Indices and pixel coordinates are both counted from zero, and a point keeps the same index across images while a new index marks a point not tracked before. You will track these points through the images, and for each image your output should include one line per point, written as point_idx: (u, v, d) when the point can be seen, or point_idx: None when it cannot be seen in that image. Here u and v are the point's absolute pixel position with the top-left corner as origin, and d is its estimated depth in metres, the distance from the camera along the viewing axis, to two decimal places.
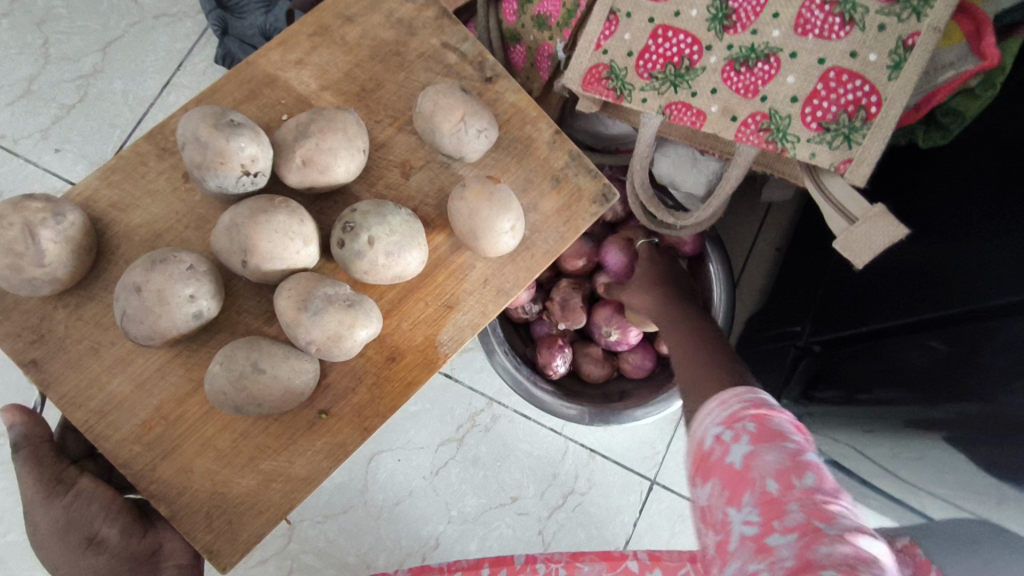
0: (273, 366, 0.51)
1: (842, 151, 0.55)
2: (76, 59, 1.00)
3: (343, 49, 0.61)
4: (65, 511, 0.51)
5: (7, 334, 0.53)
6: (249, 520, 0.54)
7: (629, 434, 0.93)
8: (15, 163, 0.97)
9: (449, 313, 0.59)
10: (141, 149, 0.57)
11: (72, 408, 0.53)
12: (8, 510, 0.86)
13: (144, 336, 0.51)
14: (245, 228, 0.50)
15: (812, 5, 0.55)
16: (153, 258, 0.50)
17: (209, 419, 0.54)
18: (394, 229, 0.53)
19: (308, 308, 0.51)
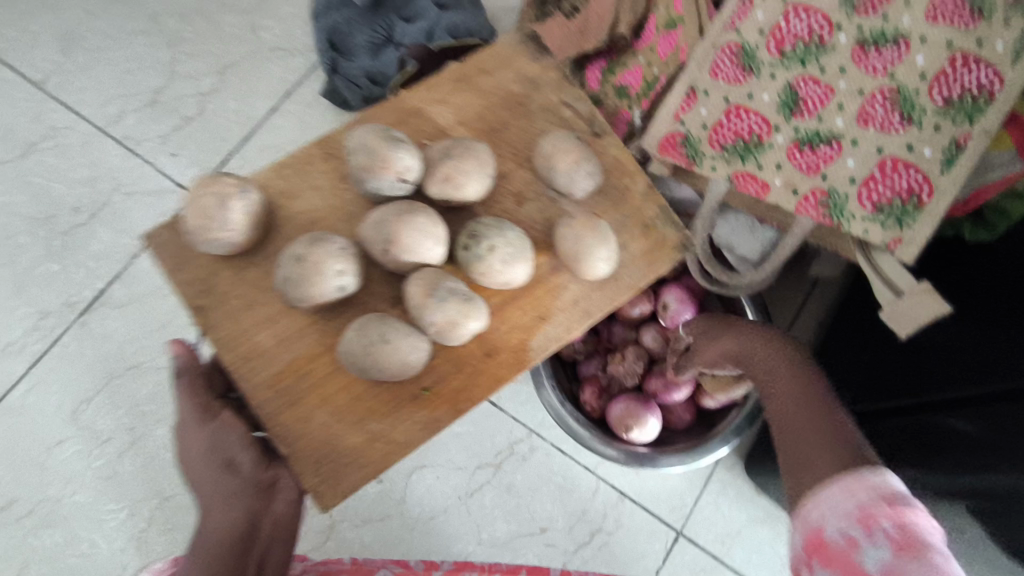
0: (398, 339, 0.58)
1: (893, 231, 0.62)
2: (198, 78, 1.12)
3: (478, 95, 0.70)
4: (211, 433, 0.56)
5: (183, 280, 0.61)
6: (350, 470, 0.59)
7: (660, 479, 0.97)
8: (134, 162, 1.07)
9: (540, 324, 0.65)
10: (309, 154, 0.65)
11: (224, 349, 0.60)
12: (76, 472, 0.93)
13: (298, 299, 0.58)
14: (392, 223, 0.58)
15: (875, 101, 0.62)
16: (313, 236, 0.58)
17: (327, 383, 0.60)
18: (513, 242, 0.60)
19: (437, 294, 0.58)
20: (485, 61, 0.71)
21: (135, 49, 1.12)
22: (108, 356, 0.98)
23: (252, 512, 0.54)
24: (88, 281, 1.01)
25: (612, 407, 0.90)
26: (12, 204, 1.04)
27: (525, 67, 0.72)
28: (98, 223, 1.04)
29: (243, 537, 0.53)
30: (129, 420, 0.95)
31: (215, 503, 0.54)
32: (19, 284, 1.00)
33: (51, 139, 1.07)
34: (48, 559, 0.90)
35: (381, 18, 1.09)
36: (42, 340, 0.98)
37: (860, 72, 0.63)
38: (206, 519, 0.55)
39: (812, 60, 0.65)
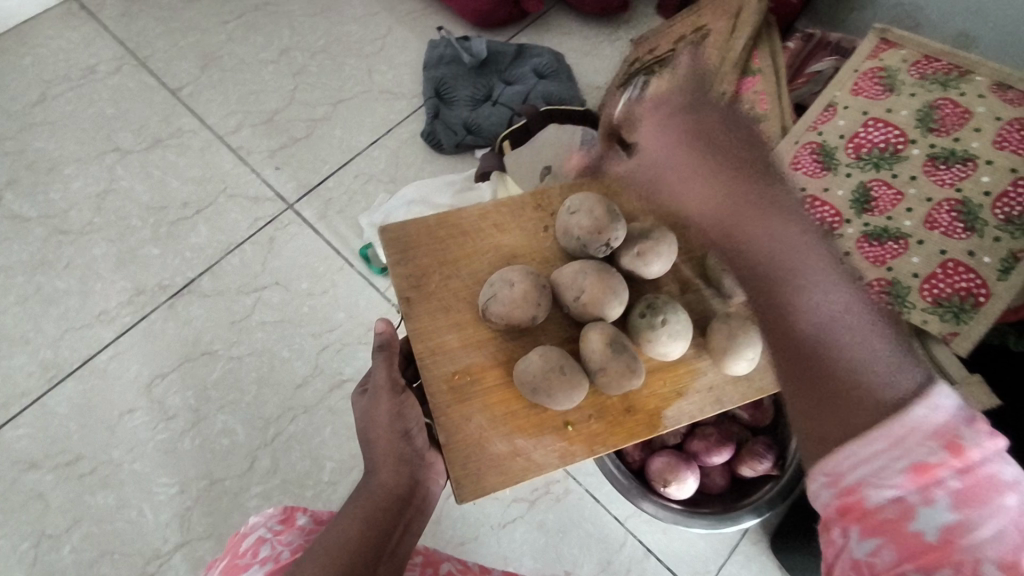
0: (571, 374, 0.64)
1: (951, 325, 0.68)
2: (313, 106, 1.24)
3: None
4: (399, 403, 0.62)
5: (400, 273, 0.69)
6: (491, 475, 0.63)
7: (686, 544, 0.99)
8: (243, 169, 1.18)
9: (674, 398, 0.69)
10: (524, 201, 0.74)
11: (418, 338, 0.67)
12: (138, 443, 0.98)
13: (496, 317, 0.65)
14: (593, 278, 0.67)
15: (942, 209, 0.70)
16: (529, 271, 0.67)
17: (495, 392, 0.66)
18: (681, 322, 0.67)
19: (615, 348, 0.64)
20: None
21: (263, 74, 1.26)
22: (188, 339, 1.04)
23: (415, 480, 0.59)
24: (182, 269, 1.09)
25: (651, 461, 0.94)
26: (130, 189, 1.14)
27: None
28: (201, 218, 1.13)
29: (401, 498, 0.57)
30: (197, 400, 1.01)
31: (384, 463, 0.59)
32: (121, 260, 1.09)
33: (176, 138, 1.19)
34: (100, 519, 0.93)
35: (483, 80, 1.24)
36: (133, 314, 1.05)
37: (930, 182, 0.72)
38: (369, 475, 0.58)
39: (885, 166, 0.75)
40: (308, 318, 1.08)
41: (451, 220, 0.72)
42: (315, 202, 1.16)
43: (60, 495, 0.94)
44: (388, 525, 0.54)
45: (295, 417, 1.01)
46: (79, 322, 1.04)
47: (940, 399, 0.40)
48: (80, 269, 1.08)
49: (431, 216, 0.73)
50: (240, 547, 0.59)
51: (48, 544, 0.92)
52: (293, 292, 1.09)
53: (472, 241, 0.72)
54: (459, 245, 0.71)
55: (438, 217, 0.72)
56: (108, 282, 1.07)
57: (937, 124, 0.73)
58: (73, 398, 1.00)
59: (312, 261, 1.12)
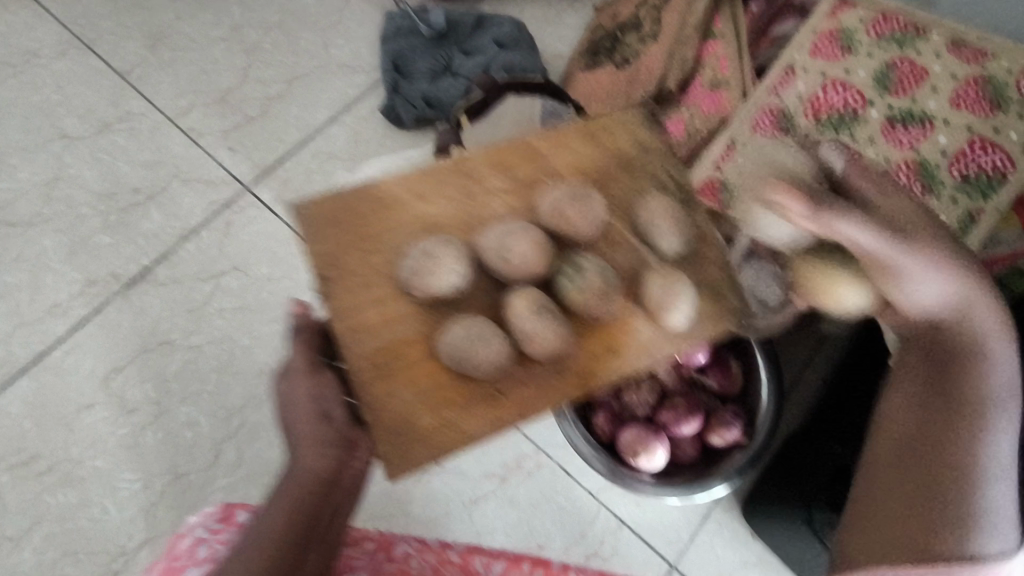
0: (490, 340, 0.59)
1: None
2: (268, 84, 1.20)
3: (589, 143, 0.67)
4: (314, 386, 0.58)
5: (315, 251, 0.60)
6: (418, 449, 0.58)
7: (658, 513, 0.99)
8: (196, 152, 1.14)
9: (610, 354, 0.63)
10: (446, 165, 0.64)
11: (338, 319, 0.60)
12: (99, 438, 0.95)
13: (414, 288, 0.60)
14: (512, 238, 0.61)
15: (899, 170, 0.70)
16: (444, 237, 0.61)
17: (421, 368, 0.60)
18: (609, 275, 0.62)
19: (538, 308, 0.60)
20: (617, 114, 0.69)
21: (213, 51, 1.21)
22: (145, 330, 1.01)
23: (342, 462, 0.56)
24: (136, 258, 1.05)
25: (622, 433, 0.94)
26: (78, 175, 1.10)
27: (641, 131, 0.68)
28: (154, 204, 1.09)
29: (326, 484, 0.55)
30: (158, 392, 0.99)
31: (306, 448, 0.56)
32: (72, 251, 1.05)
33: (124, 122, 1.14)
34: (61, 518, 0.92)
35: (442, 50, 1.20)
36: (87, 307, 1.02)
37: (887, 144, 0.71)
38: (293, 462, 0.56)
39: (845, 128, 0.74)
40: (269, 304, 1.05)
41: (368, 190, 0.63)
42: (273, 184, 1.13)
43: (20, 495, 0.92)
44: (313, 514, 0.55)
45: (259, 405, 0.99)
46: (30, 317, 1.01)
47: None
48: (28, 261, 1.04)
49: (349, 188, 0.63)
50: (177, 550, 0.61)
51: (10, 546, 0.90)
52: (252, 278, 1.06)
53: (389, 210, 0.63)
54: (375, 218, 0.62)
55: (353, 188, 0.63)
56: (58, 275, 1.03)
57: (895, 85, 0.73)
58: (28, 396, 0.97)
59: (272, 245, 1.09)
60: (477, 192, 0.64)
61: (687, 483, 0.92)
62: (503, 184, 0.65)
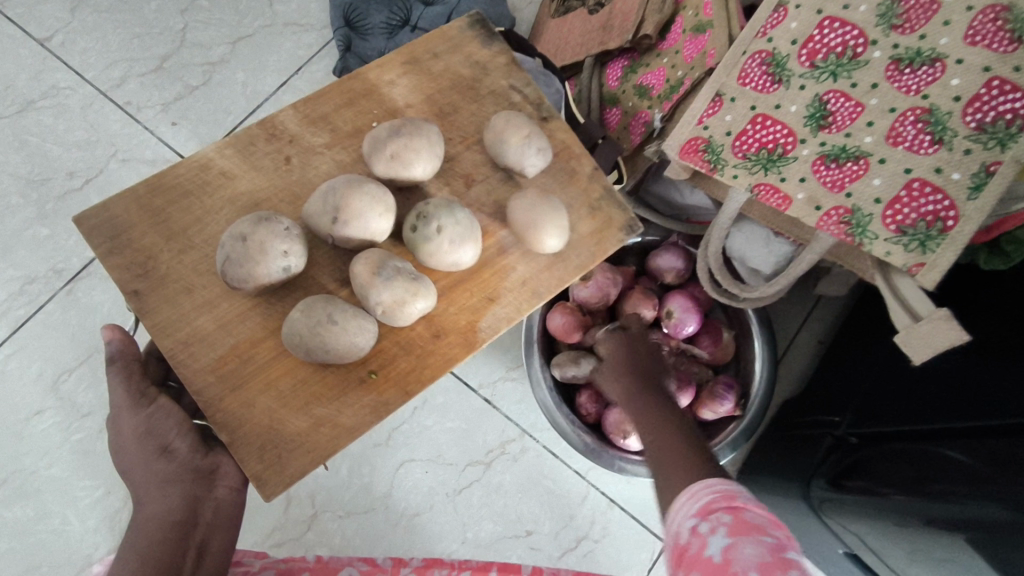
0: (344, 321, 0.54)
1: (916, 255, 0.61)
2: (208, 47, 1.09)
3: (426, 78, 0.65)
4: (147, 418, 0.54)
5: (117, 264, 0.56)
6: (293, 458, 0.54)
7: (650, 490, 0.95)
8: (135, 129, 1.04)
9: (489, 306, 0.60)
10: (252, 133, 0.61)
11: (161, 335, 0.55)
12: (53, 446, 0.90)
13: (239, 281, 0.54)
14: (340, 195, 0.55)
15: (906, 121, 0.61)
16: (261, 215, 0.54)
17: (275, 363, 0.56)
18: (460, 222, 0.56)
19: (382, 273, 0.54)
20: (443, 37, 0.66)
21: (144, 12, 1.09)
22: (93, 328, 0.94)
23: (191, 497, 0.53)
24: (77, 250, 0.97)
25: (608, 413, 0.87)
26: (6, 162, 1.00)
27: (476, 49, 0.66)
28: (94, 190, 1.01)
29: (182, 523, 0.52)
30: None
31: (149, 491, 0.53)
32: (7, 246, 0.97)
33: (51, 99, 1.04)
34: (20, 531, 0.87)
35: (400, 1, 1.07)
36: (27, 306, 0.95)
37: (892, 90, 0.62)
38: (138, 510, 0.53)
39: (844, 74, 0.64)
40: None
41: (164, 181, 0.58)
42: None
43: None
44: (170, 562, 0.50)
45: None
46: None
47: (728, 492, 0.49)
48: None
49: (140, 184, 0.58)
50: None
51: None
52: None
53: (199, 196, 0.59)
54: (185, 211, 0.58)
55: (146, 182, 0.58)
56: None
57: (900, 20, 0.62)
58: None
59: None
60: (298, 158, 0.61)
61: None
62: (326, 139, 0.61)
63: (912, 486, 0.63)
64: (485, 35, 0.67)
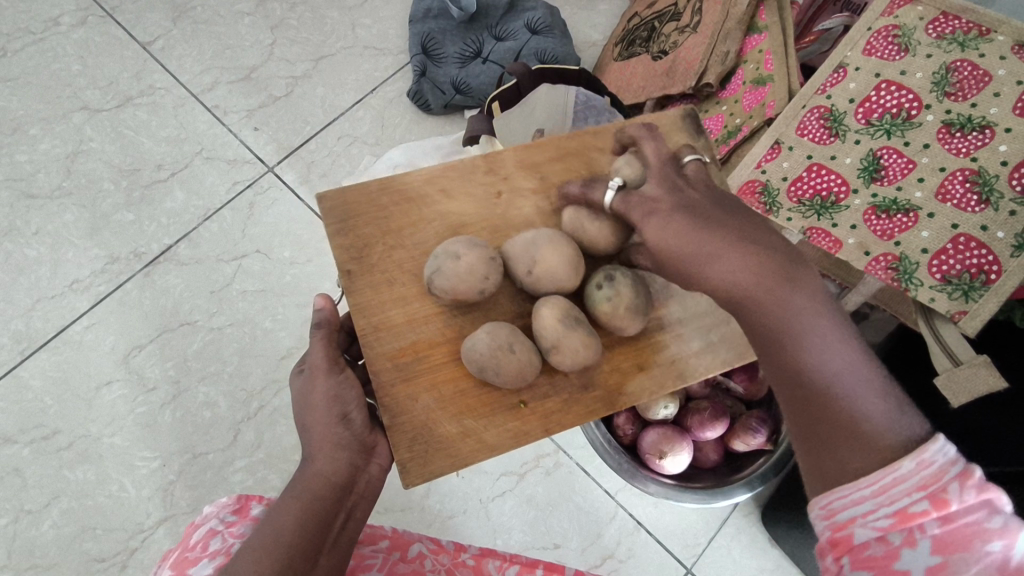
0: (520, 353, 0.56)
1: (959, 303, 0.65)
2: (293, 62, 1.17)
3: (627, 151, 0.64)
4: (335, 385, 0.54)
5: (338, 244, 0.59)
6: (439, 458, 0.56)
7: (677, 516, 0.98)
8: (219, 130, 1.12)
9: (637, 372, 0.61)
10: (475, 162, 0.63)
11: (357, 315, 0.58)
12: (116, 415, 0.95)
13: (441, 291, 0.57)
14: (544, 246, 0.57)
15: (955, 179, 0.66)
16: (475, 241, 0.58)
17: (442, 370, 0.58)
18: (642, 294, 0.58)
19: (567, 323, 0.56)
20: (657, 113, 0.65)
21: (239, 27, 1.18)
22: (165, 310, 1.01)
23: (355, 466, 0.53)
24: (157, 236, 1.04)
25: (644, 435, 0.90)
26: (101, 151, 1.08)
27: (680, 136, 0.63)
28: (177, 182, 1.08)
29: (342, 488, 0.52)
30: (176, 372, 0.98)
31: (321, 448, 0.52)
32: (93, 228, 1.04)
33: (148, 96, 1.12)
34: (79, 494, 0.91)
35: (473, 35, 1.16)
36: (107, 284, 1.01)
37: (943, 151, 0.67)
38: (306, 462, 0.53)
39: (898, 132, 0.70)
40: (291, 287, 1.04)
41: (396, 184, 0.61)
42: (298, 165, 1.11)
43: (39, 470, 0.92)
44: (326, 518, 0.51)
45: (280, 390, 0.98)
46: (49, 291, 1.00)
47: (935, 455, 0.39)
48: (49, 236, 1.03)
49: (374, 180, 0.61)
50: (191, 539, 0.58)
51: (28, 519, 0.90)
52: (273, 260, 1.05)
53: (419, 207, 0.61)
54: (403, 214, 0.61)
55: (379, 181, 0.61)
56: (79, 250, 1.03)
57: (953, 89, 0.68)
58: (49, 370, 0.97)
59: (294, 228, 1.07)
60: (507, 194, 0.63)
61: (711, 488, 0.90)
62: (533, 186, 0.63)
63: None
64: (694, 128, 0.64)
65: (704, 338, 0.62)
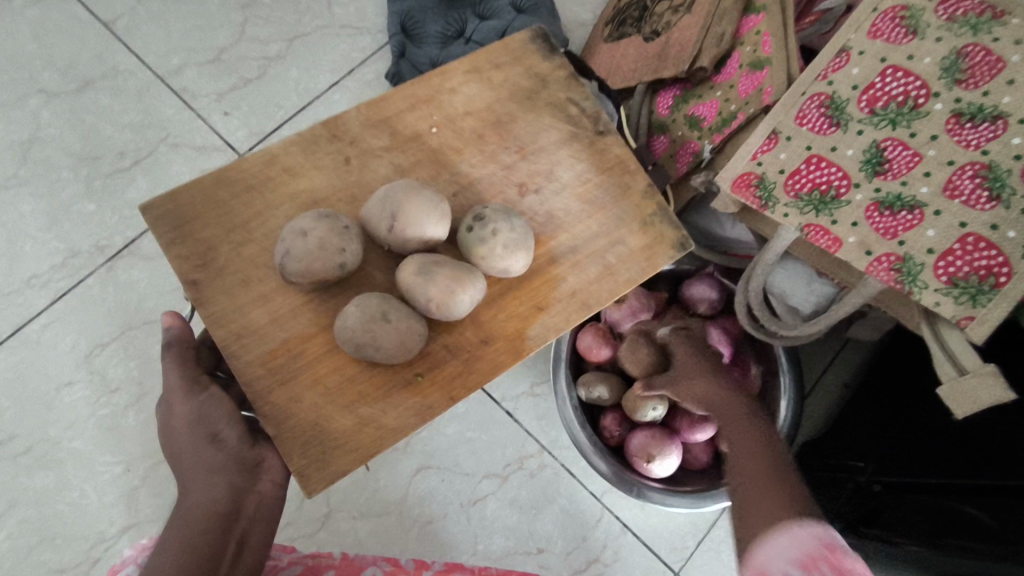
0: (398, 320, 0.55)
1: (966, 307, 0.61)
2: (265, 42, 1.11)
3: (487, 87, 0.67)
4: (198, 406, 0.54)
5: (177, 254, 0.58)
6: (338, 455, 0.56)
7: (664, 519, 0.95)
8: (187, 115, 1.05)
9: (539, 315, 0.61)
10: (317, 133, 0.63)
11: (216, 325, 0.57)
12: (78, 417, 0.91)
13: (297, 275, 0.55)
14: (399, 199, 0.56)
15: (964, 175, 0.62)
16: (322, 212, 0.56)
17: (322, 361, 0.57)
18: (517, 232, 0.57)
19: (427, 270, 0.55)
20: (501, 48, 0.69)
21: (208, 4, 1.11)
22: (128, 306, 0.95)
23: (234, 488, 0.53)
24: (120, 228, 0.99)
25: (633, 437, 0.87)
26: (60, 137, 1.02)
27: (536, 63, 0.68)
28: (141, 170, 1.02)
29: (224, 514, 0.53)
30: (140, 372, 0.93)
31: (195, 477, 0.53)
32: (52, 219, 0.98)
33: (110, 79, 1.06)
34: (39, 501, 0.87)
35: (456, 13, 1.09)
36: (67, 279, 0.96)
37: (952, 143, 0.63)
38: (183, 494, 0.54)
39: (904, 122, 0.65)
40: None
41: (232, 175, 0.61)
42: None
43: None
44: (213, 552, 0.51)
45: None
46: (5, 287, 0.95)
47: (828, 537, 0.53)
48: (5, 229, 0.97)
49: (207, 177, 0.60)
50: None
51: None
52: None
53: (261, 193, 0.61)
54: (245, 205, 0.60)
55: (213, 176, 0.60)
56: (36, 244, 0.97)
57: (964, 76, 0.63)
58: (5, 371, 0.92)
59: None
60: (357, 159, 0.63)
61: (699, 492, 0.85)
62: (388, 142, 0.64)
63: (930, 541, 0.63)
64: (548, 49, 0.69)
65: (600, 264, 0.62)
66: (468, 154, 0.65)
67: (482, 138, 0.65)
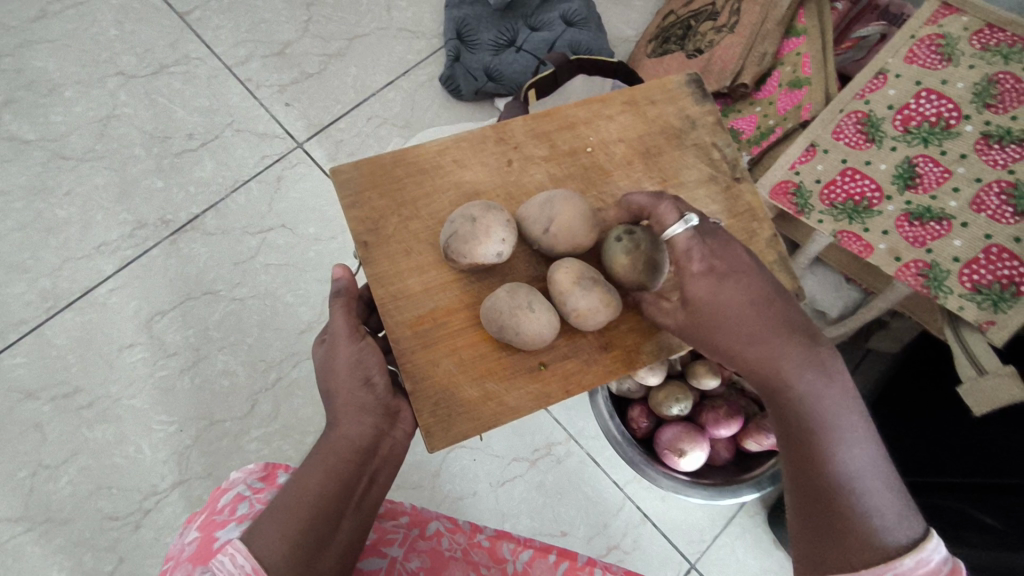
0: (540, 310, 0.55)
1: (987, 313, 0.66)
2: (328, 40, 1.18)
3: (639, 119, 0.66)
4: (358, 351, 0.55)
5: (355, 216, 0.60)
6: (462, 420, 0.56)
7: (684, 512, 0.99)
8: (251, 103, 1.12)
9: (651, 327, 0.60)
10: (485, 133, 0.64)
11: (377, 284, 0.58)
12: (137, 377, 0.96)
13: (459, 255, 0.56)
14: (563, 202, 0.57)
15: (991, 191, 0.67)
16: (488, 205, 0.58)
17: (463, 334, 0.58)
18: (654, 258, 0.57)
19: (583, 283, 0.56)
20: (659, 82, 0.68)
21: (276, 3, 1.19)
22: (190, 277, 1.02)
23: (379, 430, 0.55)
24: (186, 205, 1.05)
25: (661, 431, 0.91)
26: (134, 116, 1.09)
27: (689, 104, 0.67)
28: (207, 152, 1.09)
29: (364, 452, 0.53)
30: (197, 339, 0.99)
31: (345, 413, 0.54)
32: (123, 191, 1.05)
33: (182, 66, 1.13)
34: (97, 452, 0.93)
35: (508, 24, 1.16)
36: (134, 249, 1.02)
37: (981, 162, 0.68)
38: (331, 427, 0.54)
39: (935, 141, 0.71)
40: (315, 262, 1.04)
41: (408, 156, 0.62)
42: (327, 143, 1.12)
43: (59, 426, 0.93)
44: (349, 482, 0.52)
45: (298, 362, 0.99)
46: (77, 252, 1.01)
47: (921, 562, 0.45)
48: (80, 198, 1.04)
49: (387, 153, 0.62)
50: (218, 504, 0.57)
51: (46, 474, 0.91)
52: (298, 235, 1.06)
53: (432, 177, 0.62)
54: (417, 185, 0.61)
55: (392, 156, 0.62)
56: (107, 214, 1.04)
57: (995, 100, 0.69)
58: (72, 330, 0.98)
59: (319, 205, 1.08)
60: (519, 162, 0.63)
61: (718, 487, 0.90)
62: (545, 153, 0.64)
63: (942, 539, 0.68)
64: (698, 94, 0.67)
65: None
66: (617, 177, 0.63)
67: (630, 164, 0.64)
